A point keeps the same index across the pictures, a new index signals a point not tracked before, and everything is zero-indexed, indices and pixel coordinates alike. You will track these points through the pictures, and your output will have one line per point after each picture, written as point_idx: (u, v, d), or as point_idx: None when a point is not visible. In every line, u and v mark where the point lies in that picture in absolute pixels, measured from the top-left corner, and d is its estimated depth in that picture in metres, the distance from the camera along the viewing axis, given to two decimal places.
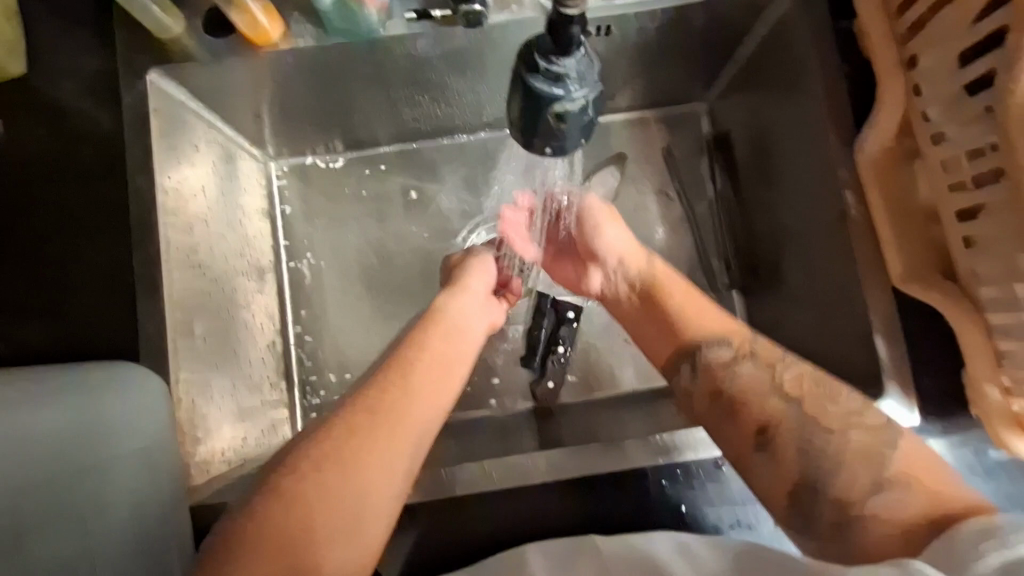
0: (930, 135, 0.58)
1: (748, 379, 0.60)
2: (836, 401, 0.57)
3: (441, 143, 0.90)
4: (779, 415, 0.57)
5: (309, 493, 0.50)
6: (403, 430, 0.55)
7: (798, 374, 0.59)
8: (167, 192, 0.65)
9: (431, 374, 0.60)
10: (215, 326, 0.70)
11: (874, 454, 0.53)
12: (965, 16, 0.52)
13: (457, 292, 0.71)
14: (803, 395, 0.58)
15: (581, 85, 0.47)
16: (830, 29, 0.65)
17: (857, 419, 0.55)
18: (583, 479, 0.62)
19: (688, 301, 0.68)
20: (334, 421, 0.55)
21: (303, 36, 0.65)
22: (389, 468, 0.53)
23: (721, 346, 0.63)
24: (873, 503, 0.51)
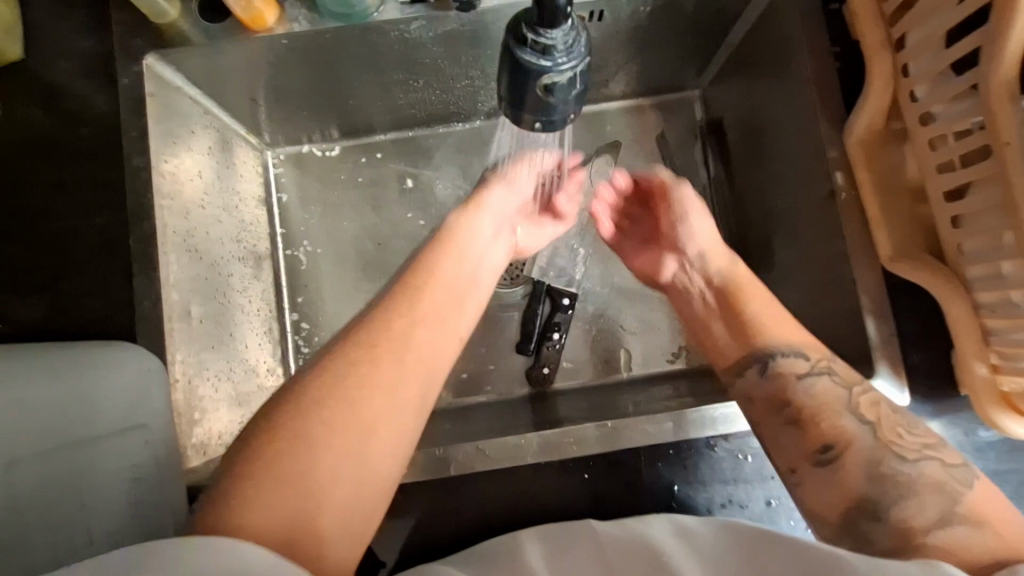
0: (919, 115, 0.56)
1: (820, 393, 0.56)
2: (913, 432, 0.53)
3: (437, 131, 0.90)
4: (849, 436, 0.53)
5: (313, 428, 0.47)
6: (408, 365, 0.53)
7: (874, 397, 0.55)
8: (164, 175, 0.64)
9: (439, 307, 0.59)
10: (212, 310, 0.69)
11: (951, 486, 0.49)
12: None
13: (474, 211, 0.67)
14: (879, 419, 0.54)
15: (570, 56, 0.37)
16: (818, 13, 0.64)
17: (931, 451, 0.52)
18: (576, 461, 0.60)
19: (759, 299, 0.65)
20: (343, 347, 0.52)
21: (298, 19, 0.65)
22: (397, 401, 0.51)
23: (796, 355, 0.59)
24: (937, 535, 0.47)
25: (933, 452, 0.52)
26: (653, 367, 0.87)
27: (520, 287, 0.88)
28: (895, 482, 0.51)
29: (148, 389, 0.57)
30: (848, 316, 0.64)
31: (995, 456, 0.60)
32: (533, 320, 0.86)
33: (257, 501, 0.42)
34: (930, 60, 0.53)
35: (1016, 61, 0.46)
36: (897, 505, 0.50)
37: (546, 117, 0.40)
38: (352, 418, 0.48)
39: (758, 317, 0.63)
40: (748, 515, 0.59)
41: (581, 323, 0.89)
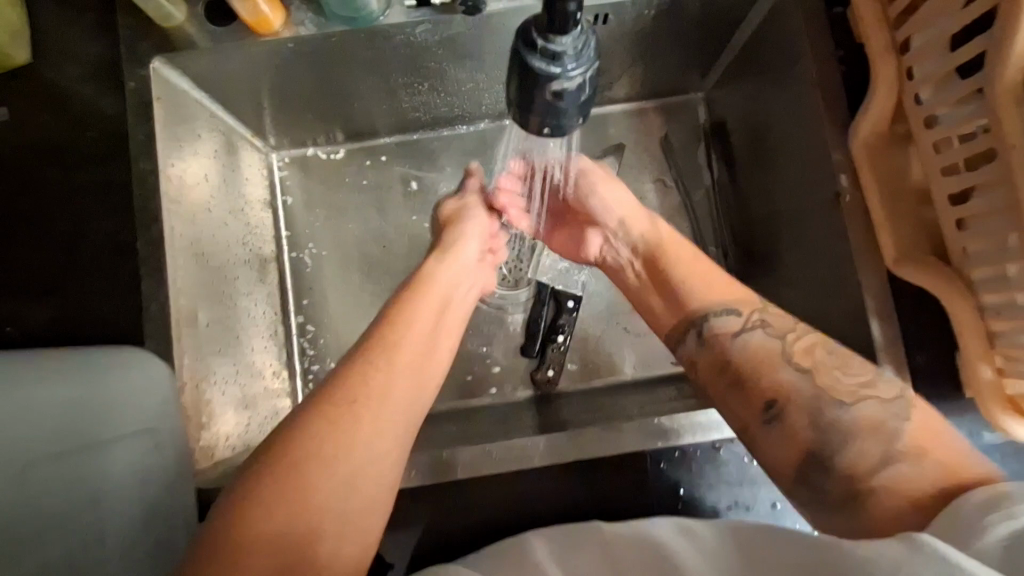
0: (923, 118, 0.57)
1: (760, 347, 0.58)
2: (848, 372, 0.55)
3: (441, 134, 0.90)
4: (788, 387, 0.55)
5: (306, 459, 0.48)
6: (393, 395, 0.54)
7: (809, 342, 0.57)
8: (170, 179, 0.64)
9: (421, 336, 0.59)
10: (219, 313, 0.70)
11: (890, 423, 0.51)
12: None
13: (447, 258, 0.69)
14: (814, 364, 0.55)
15: (579, 62, 0.37)
16: (824, 16, 0.64)
17: (867, 389, 0.53)
18: (581, 463, 0.60)
19: (687, 261, 0.67)
20: (337, 375, 0.54)
21: (304, 22, 0.65)
22: (381, 428, 0.52)
23: (728, 313, 0.61)
24: (884, 476, 0.49)
25: (870, 390, 0.53)
26: (656, 369, 0.87)
27: (523, 289, 0.89)
28: (833, 427, 0.52)
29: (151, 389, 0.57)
30: (853, 318, 0.64)
31: (1000, 458, 0.60)
32: (537, 323, 0.86)
33: (254, 528, 0.44)
34: (936, 63, 0.53)
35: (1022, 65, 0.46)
36: (842, 453, 0.51)
37: (556, 124, 0.40)
38: (338, 450, 0.49)
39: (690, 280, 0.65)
40: (754, 517, 0.59)
41: (585, 325, 0.89)
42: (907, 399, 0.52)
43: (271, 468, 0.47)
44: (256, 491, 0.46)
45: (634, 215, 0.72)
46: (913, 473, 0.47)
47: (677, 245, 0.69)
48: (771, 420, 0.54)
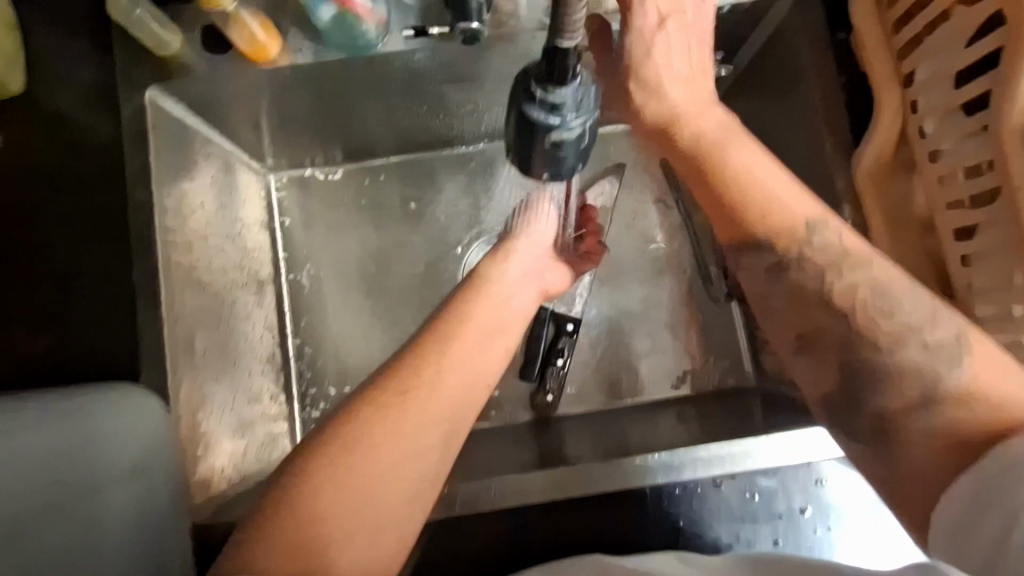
0: (926, 151, 0.56)
1: (796, 287, 0.51)
2: (893, 313, 0.47)
3: (441, 153, 0.89)
4: (822, 327, 0.49)
5: (349, 439, 0.49)
6: (442, 393, 0.54)
7: (853, 281, 0.48)
8: (166, 208, 0.64)
9: (476, 334, 0.60)
10: (216, 340, 0.69)
11: (934, 368, 0.44)
12: (960, 37, 0.51)
13: (500, 262, 0.71)
14: (854, 307, 0.48)
15: (579, 113, 0.36)
16: (828, 43, 0.63)
17: (916, 333, 0.46)
18: (582, 499, 0.59)
19: (759, 171, 0.52)
20: (401, 360, 0.56)
21: (300, 50, 0.64)
22: (425, 422, 0.52)
23: (763, 252, 0.52)
24: (918, 421, 0.44)
25: (914, 334, 0.46)
26: (657, 393, 0.86)
27: None
28: (870, 371, 0.47)
29: (146, 426, 0.57)
30: None
31: None
32: (537, 344, 0.85)
33: (268, 536, 0.45)
34: (939, 97, 0.53)
35: None
36: (878, 393, 0.46)
37: (555, 169, 0.39)
38: (382, 434, 0.50)
39: (744, 198, 0.51)
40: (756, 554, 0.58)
41: (586, 348, 0.88)
42: (964, 342, 0.45)
43: (315, 445, 0.49)
44: (295, 469, 0.47)
45: (699, 118, 0.53)
46: (951, 419, 0.42)
47: (745, 149, 0.52)
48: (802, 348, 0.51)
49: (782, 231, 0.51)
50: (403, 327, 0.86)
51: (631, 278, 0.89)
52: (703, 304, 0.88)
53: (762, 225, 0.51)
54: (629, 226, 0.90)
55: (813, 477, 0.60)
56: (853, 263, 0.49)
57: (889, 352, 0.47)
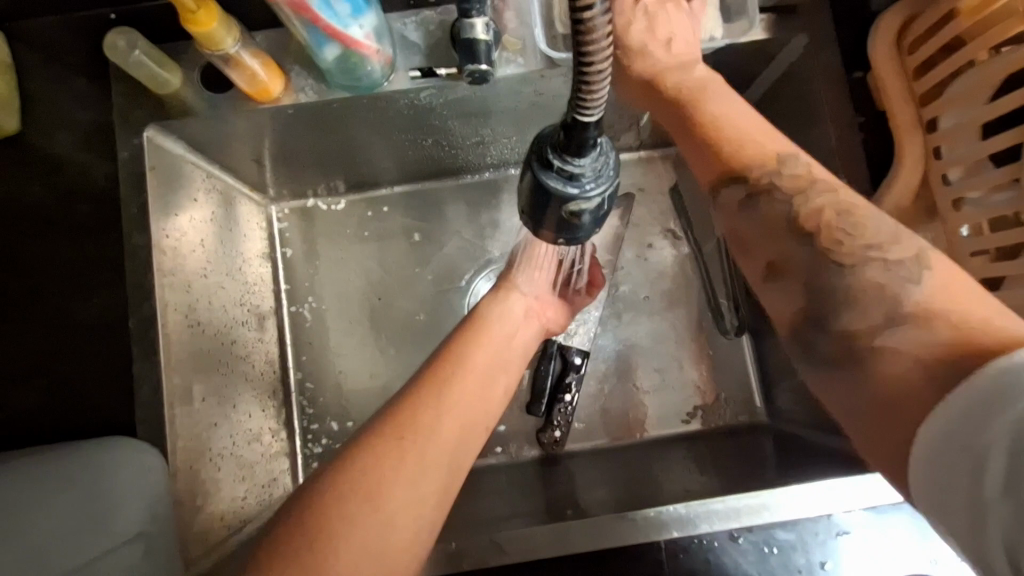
0: (950, 199, 0.54)
1: (776, 220, 0.48)
2: (858, 235, 0.45)
3: (447, 183, 0.87)
4: (785, 254, 0.47)
5: (350, 485, 0.48)
6: (441, 436, 0.53)
7: (820, 207, 0.47)
8: (165, 251, 0.62)
9: (475, 374, 0.60)
10: (214, 384, 0.67)
11: (893, 287, 0.42)
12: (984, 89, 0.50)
13: (501, 297, 0.71)
14: (820, 229, 0.46)
15: (598, 181, 0.34)
16: (844, 82, 0.62)
17: (876, 251, 0.44)
18: (590, 554, 0.57)
19: (731, 108, 0.53)
20: (401, 401, 0.55)
21: (304, 88, 0.63)
22: (423, 465, 0.50)
23: (737, 184, 0.49)
24: (885, 337, 0.40)
25: (877, 253, 0.44)
26: (665, 429, 0.84)
27: None
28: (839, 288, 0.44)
29: (144, 483, 0.56)
30: None
31: None
32: (544, 379, 0.82)
33: None
34: (968, 146, 0.51)
35: None
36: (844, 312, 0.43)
37: (570, 234, 0.38)
38: (381, 478, 0.48)
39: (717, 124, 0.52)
40: None
41: (594, 382, 0.85)
42: (922, 260, 0.42)
43: (314, 492, 0.48)
44: (294, 524, 0.46)
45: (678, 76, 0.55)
46: (918, 338, 0.39)
47: (720, 94, 0.54)
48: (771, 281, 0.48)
49: (754, 162, 0.50)
50: (406, 361, 0.83)
51: (638, 311, 0.87)
52: (713, 336, 0.86)
53: (737, 157, 0.50)
54: (637, 256, 0.88)
55: (833, 530, 0.58)
56: (824, 190, 0.48)
57: (848, 272, 0.44)
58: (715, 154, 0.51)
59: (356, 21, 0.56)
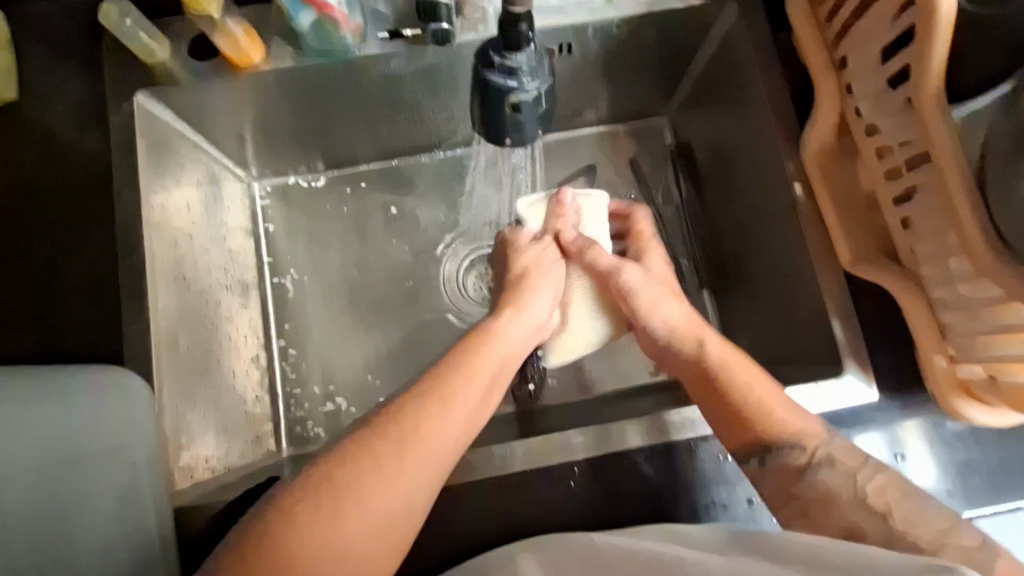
0: (865, 128, 0.60)
1: (828, 489, 0.54)
2: (925, 517, 0.49)
3: (420, 161, 0.90)
4: (859, 530, 0.50)
5: (344, 486, 0.49)
6: (436, 438, 0.54)
7: (882, 484, 0.52)
8: (153, 207, 0.68)
9: (480, 386, 0.59)
10: (199, 338, 0.71)
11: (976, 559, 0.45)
12: (883, 17, 0.55)
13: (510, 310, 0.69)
14: (889, 506, 0.50)
15: (533, 77, 0.42)
16: (769, 41, 0.70)
17: (951, 537, 0.47)
18: (560, 469, 0.61)
19: (740, 367, 0.62)
20: (401, 402, 0.56)
21: (282, 58, 0.69)
22: (419, 476, 0.52)
23: (794, 449, 0.56)
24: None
25: (953, 537, 0.47)
26: (637, 381, 0.87)
27: None
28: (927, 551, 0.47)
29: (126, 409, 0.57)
30: (816, 321, 0.66)
31: (964, 448, 0.60)
32: None
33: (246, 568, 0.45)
34: (869, 78, 0.57)
35: (941, 73, 0.48)
36: None
37: (517, 133, 0.44)
38: (375, 487, 0.50)
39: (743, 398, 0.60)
40: (732, 515, 0.60)
41: None
42: (995, 549, 0.45)
43: (307, 485, 0.49)
44: (283, 507, 0.48)
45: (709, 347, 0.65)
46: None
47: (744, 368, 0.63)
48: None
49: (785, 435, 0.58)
50: (384, 330, 0.86)
51: None
52: None
53: (771, 432, 0.58)
54: None
55: None
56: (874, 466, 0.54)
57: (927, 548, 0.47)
58: (745, 427, 0.58)
59: None
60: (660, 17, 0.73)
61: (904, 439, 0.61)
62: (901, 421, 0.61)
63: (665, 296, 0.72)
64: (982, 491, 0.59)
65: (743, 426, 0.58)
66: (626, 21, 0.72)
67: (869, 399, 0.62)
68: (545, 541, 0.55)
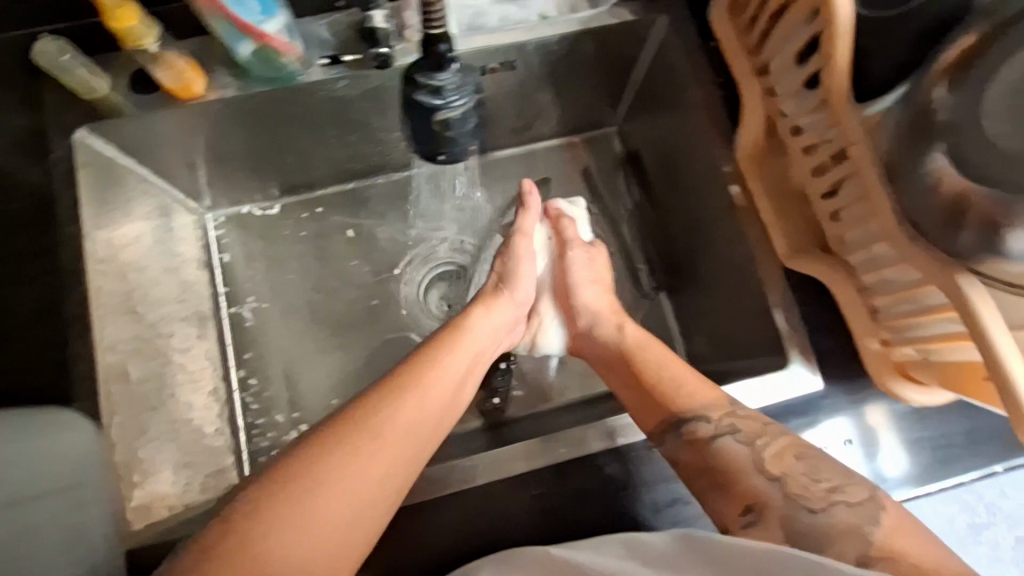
0: (788, 128, 0.63)
1: (757, 482, 0.57)
2: (818, 479, 0.56)
3: (376, 182, 0.91)
4: (762, 497, 0.56)
5: (315, 477, 0.49)
6: (411, 436, 0.55)
7: (781, 447, 0.58)
8: (97, 241, 0.69)
9: (454, 381, 0.62)
10: (151, 370, 0.70)
11: (860, 529, 0.52)
12: (793, 25, 0.58)
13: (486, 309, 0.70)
14: (786, 474, 0.57)
15: (460, 94, 0.49)
16: (699, 50, 0.73)
17: (839, 494, 0.55)
18: (527, 476, 0.61)
19: (663, 357, 0.68)
20: (375, 400, 0.56)
21: (225, 86, 0.70)
22: (396, 470, 0.53)
23: (702, 420, 0.61)
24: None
25: (839, 495, 0.55)
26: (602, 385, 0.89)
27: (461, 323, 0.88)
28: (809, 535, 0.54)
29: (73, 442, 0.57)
30: (760, 315, 0.69)
31: (907, 427, 0.63)
32: None
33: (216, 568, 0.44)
34: (788, 81, 0.61)
35: (847, 72, 0.52)
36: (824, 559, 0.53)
37: (450, 145, 0.52)
38: (347, 477, 0.50)
39: (659, 380, 0.65)
40: (693, 510, 0.61)
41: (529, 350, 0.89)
42: (876, 500, 0.54)
43: (278, 474, 0.49)
44: (250, 503, 0.47)
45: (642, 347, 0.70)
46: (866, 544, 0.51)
47: (661, 352, 0.69)
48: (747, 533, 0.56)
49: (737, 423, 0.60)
50: (347, 352, 0.85)
51: None
52: (634, 300, 0.89)
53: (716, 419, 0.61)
54: None
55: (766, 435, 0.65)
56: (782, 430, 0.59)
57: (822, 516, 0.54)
58: (663, 406, 0.63)
59: (267, 17, 0.64)
60: (596, 33, 0.76)
61: (855, 422, 0.63)
62: (848, 405, 0.64)
63: (598, 293, 0.77)
64: (928, 467, 0.62)
65: (668, 406, 0.63)
66: (564, 37, 0.75)
67: (816, 388, 0.64)
68: (510, 553, 0.55)
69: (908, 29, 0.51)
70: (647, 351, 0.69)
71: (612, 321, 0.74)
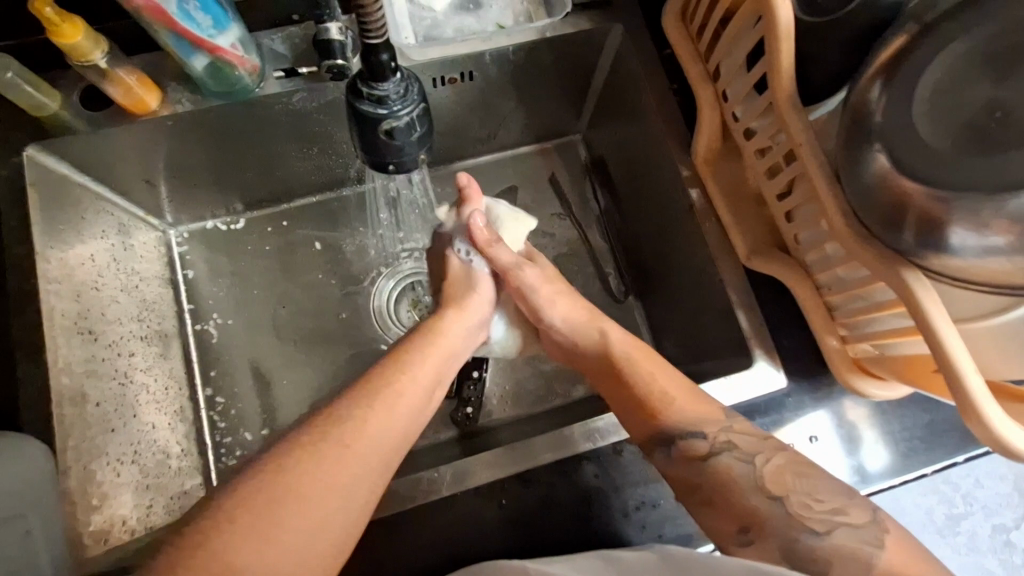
0: (741, 130, 0.64)
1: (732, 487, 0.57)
2: (819, 498, 0.56)
3: (342, 194, 0.91)
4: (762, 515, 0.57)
5: (266, 492, 0.50)
6: (374, 445, 0.56)
7: (780, 464, 0.58)
8: (50, 261, 0.67)
9: (420, 388, 0.62)
10: (110, 392, 0.69)
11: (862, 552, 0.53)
12: (739, 30, 0.59)
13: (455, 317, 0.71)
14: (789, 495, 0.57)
15: (404, 104, 0.51)
16: (654, 58, 0.74)
17: (843, 516, 0.55)
18: (498, 484, 0.61)
19: (650, 366, 0.68)
20: (335, 410, 0.57)
21: (180, 100, 0.70)
22: (357, 478, 0.53)
23: (697, 437, 0.61)
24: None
25: (844, 516, 0.55)
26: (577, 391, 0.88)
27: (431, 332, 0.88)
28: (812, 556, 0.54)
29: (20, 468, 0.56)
30: (725, 315, 0.70)
31: (871, 422, 0.64)
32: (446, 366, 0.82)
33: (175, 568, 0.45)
34: (739, 84, 0.62)
35: (792, 74, 0.53)
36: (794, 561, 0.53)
37: (398, 155, 0.54)
38: (308, 489, 0.51)
39: (654, 393, 0.65)
40: (663, 514, 0.61)
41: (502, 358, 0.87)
42: (880, 524, 0.54)
43: (236, 492, 0.50)
44: (204, 524, 0.48)
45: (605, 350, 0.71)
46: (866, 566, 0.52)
47: (642, 358, 0.69)
48: (745, 543, 0.57)
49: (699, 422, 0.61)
50: (315, 366, 0.84)
51: None
52: (606, 304, 0.89)
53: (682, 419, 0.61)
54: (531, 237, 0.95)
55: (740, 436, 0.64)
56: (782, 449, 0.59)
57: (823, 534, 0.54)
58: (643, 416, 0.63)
59: (217, 31, 0.63)
60: (552, 42, 0.77)
61: (821, 419, 0.64)
62: (813, 403, 0.64)
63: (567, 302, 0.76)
64: (893, 461, 0.63)
65: (654, 421, 0.62)
66: (522, 46, 0.76)
67: (780, 386, 0.65)
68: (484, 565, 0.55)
69: (842, 34, 0.53)
70: (638, 362, 0.69)
71: (580, 329, 0.74)
